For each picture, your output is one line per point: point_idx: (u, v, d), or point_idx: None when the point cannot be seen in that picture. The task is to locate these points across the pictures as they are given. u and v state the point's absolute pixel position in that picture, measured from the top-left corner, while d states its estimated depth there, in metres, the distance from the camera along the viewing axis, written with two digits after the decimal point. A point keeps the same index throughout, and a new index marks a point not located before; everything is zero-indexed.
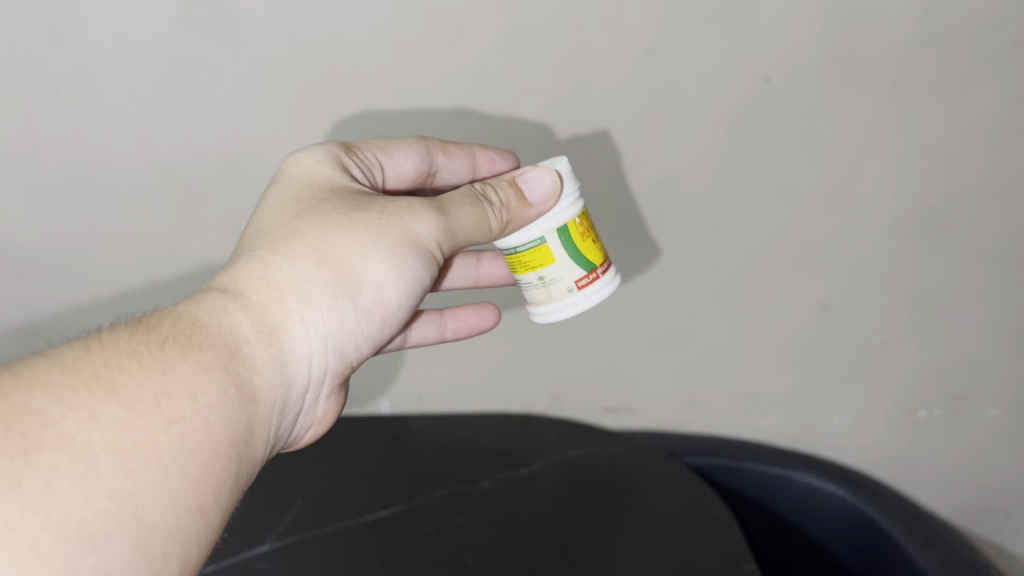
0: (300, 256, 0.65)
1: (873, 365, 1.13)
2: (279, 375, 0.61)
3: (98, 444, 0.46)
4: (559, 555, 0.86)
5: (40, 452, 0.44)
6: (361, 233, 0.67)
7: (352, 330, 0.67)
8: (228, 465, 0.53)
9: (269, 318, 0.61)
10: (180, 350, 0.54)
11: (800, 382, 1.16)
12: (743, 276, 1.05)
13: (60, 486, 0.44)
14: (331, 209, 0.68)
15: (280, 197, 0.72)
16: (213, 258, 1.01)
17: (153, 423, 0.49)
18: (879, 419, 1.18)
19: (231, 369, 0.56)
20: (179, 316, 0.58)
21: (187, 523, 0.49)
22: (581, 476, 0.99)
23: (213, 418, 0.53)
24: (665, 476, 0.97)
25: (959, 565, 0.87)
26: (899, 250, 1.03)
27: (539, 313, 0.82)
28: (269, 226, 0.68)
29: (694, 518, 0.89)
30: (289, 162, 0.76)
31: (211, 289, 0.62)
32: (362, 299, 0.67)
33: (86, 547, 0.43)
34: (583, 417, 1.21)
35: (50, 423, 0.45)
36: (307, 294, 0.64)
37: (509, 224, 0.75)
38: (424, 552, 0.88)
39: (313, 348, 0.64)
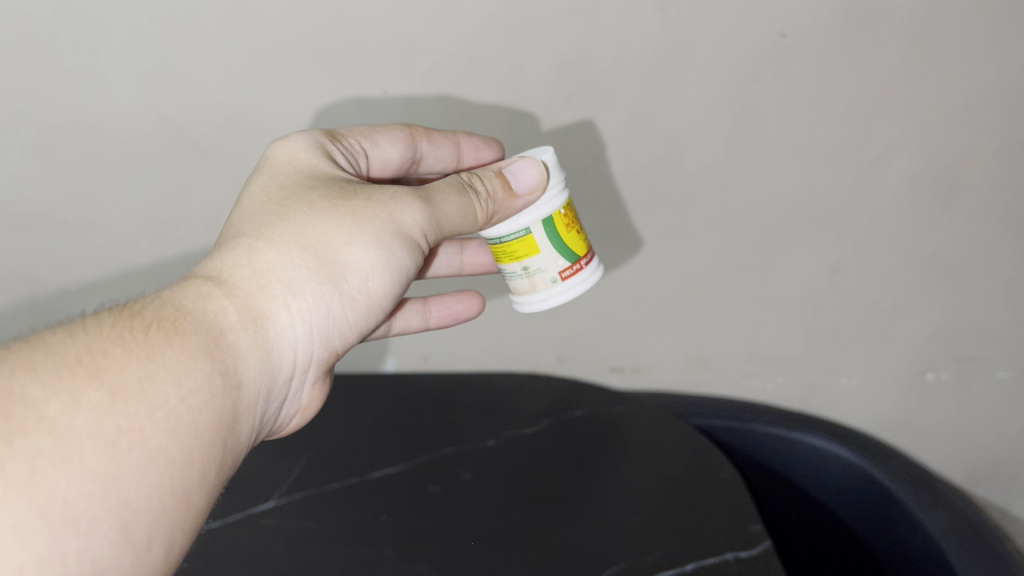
0: (285, 243, 0.64)
1: (882, 327, 1.12)
2: (263, 362, 0.60)
3: (83, 427, 0.45)
4: (565, 514, 0.86)
5: (24, 434, 0.43)
6: (346, 221, 0.66)
7: (337, 318, 0.67)
8: (211, 450, 0.53)
9: (254, 304, 0.61)
10: (165, 336, 0.53)
11: (808, 344, 1.15)
12: (753, 236, 1.04)
13: (44, 468, 0.43)
14: (316, 197, 0.67)
15: (264, 185, 0.70)
16: (217, 211, 1.00)
17: (137, 407, 0.48)
18: (887, 381, 1.18)
19: (216, 356, 0.55)
20: (163, 302, 0.57)
21: (170, 507, 0.49)
22: (588, 435, 0.99)
23: (198, 402, 0.52)
24: (671, 437, 0.96)
25: (966, 530, 0.87)
26: (912, 210, 1.01)
27: (523, 302, 0.83)
28: (253, 213, 0.67)
29: (698, 479, 0.89)
30: (274, 149, 0.75)
31: (195, 276, 0.61)
32: (347, 287, 0.66)
33: (71, 529, 0.43)
34: (589, 376, 1.20)
35: (34, 407, 0.44)
36: (293, 281, 0.63)
37: (494, 215, 0.75)
38: (427, 509, 0.88)
39: (297, 335, 0.64)
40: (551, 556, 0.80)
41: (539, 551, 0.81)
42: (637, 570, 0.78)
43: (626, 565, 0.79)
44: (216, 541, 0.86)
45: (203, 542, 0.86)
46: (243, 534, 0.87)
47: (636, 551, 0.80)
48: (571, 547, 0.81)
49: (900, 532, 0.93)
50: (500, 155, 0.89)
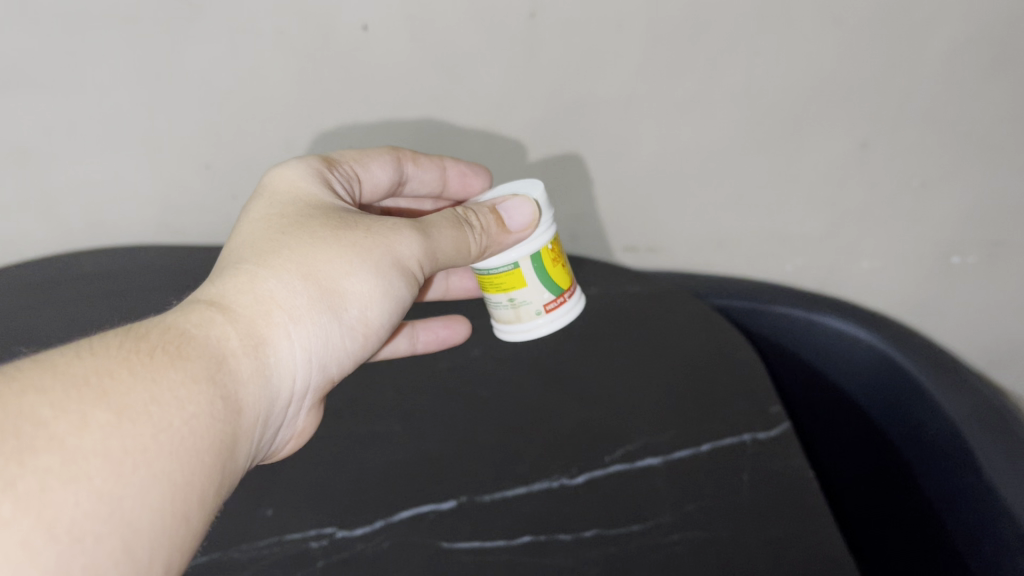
0: (287, 270, 0.60)
1: (909, 207, 1.08)
2: (263, 388, 0.57)
3: (90, 448, 0.43)
4: (579, 394, 0.83)
5: (33, 453, 0.41)
6: (346, 249, 0.63)
7: (335, 347, 0.63)
8: (212, 472, 0.50)
9: (256, 331, 0.57)
10: (169, 359, 0.51)
11: (831, 224, 1.10)
12: (781, 109, 0.98)
13: (53, 486, 0.41)
14: (316, 224, 0.64)
15: (263, 211, 0.67)
16: (209, 82, 0.91)
17: (142, 429, 0.46)
18: (911, 264, 1.14)
19: (219, 381, 0.53)
20: (165, 326, 0.54)
21: (170, 527, 0.46)
22: (603, 312, 0.95)
23: (201, 426, 0.50)
24: (687, 315, 0.92)
25: (989, 413, 0.84)
26: (952, 83, 0.95)
27: (506, 328, 0.88)
28: (254, 239, 0.64)
29: (715, 359, 0.86)
30: (269, 178, 0.72)
31: (196, 301, 0.58)
32: (346, 316, 0.63)
33: (75, 548, 0.40)
34: (602, 254, 1.16)
35: (42, 427, 0.43)
36: (294, 309, 0.59)
37: (487, 248, 0.75)
38: (437, 387, 0.86)
39: (298, 362, 0.60)
40: (563, 439, 0.78)
41: (552, 434, 0.79)
42: (652, 450, 0.76)
43: (640, 445, 0.76)
44: None
45: None
46: None
47: (651, 432, 0.78)
48: (586, 430, 0.79)
49: (918, 415, 0.91)
50: (480, 179, 0.92)
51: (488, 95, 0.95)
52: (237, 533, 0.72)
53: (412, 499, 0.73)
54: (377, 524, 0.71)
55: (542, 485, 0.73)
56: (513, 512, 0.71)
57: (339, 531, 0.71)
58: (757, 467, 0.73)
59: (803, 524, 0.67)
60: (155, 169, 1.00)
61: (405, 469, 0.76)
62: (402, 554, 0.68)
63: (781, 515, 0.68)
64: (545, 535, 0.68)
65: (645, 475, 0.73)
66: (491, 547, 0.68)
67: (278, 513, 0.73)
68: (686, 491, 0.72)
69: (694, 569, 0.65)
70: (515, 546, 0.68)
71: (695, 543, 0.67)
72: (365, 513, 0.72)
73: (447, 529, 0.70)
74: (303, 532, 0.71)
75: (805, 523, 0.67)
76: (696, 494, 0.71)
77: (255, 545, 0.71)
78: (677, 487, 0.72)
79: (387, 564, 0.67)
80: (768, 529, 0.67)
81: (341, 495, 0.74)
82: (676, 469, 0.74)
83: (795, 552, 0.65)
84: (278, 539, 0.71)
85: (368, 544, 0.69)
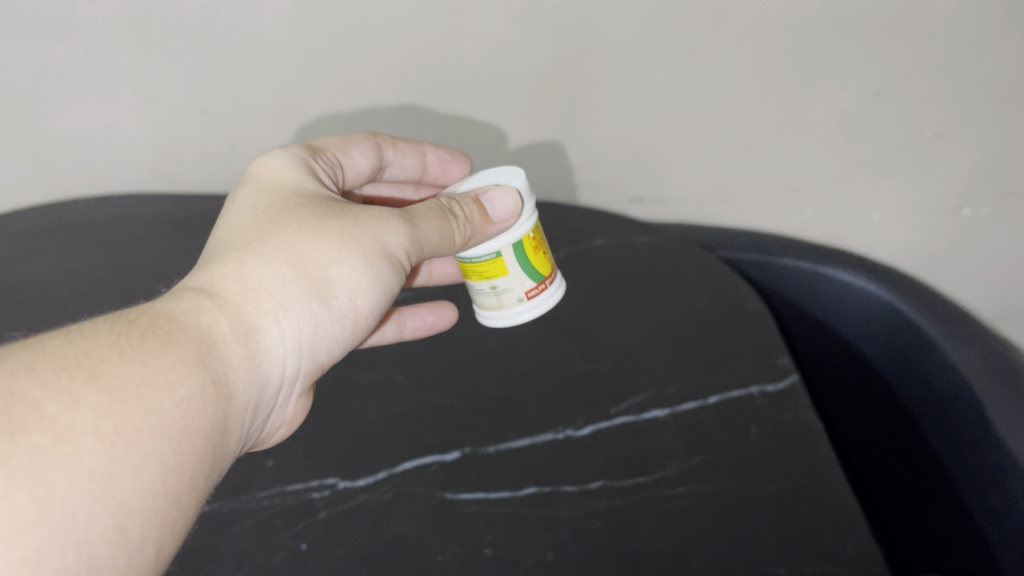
0: (276, 257, 0.58)
1: (921, 157, 1.05)
2: (253, 374, 0.55)
3: (82, 427, 0.42)
4: (584, 346, 0.82)
5: (26, 431, 0.40)
6: (334, 238, 0.61)
7: (326, 336, 0.61)
8: (203, 455, 0.49)
9: (246, 318, 0.56)
10: (160, 342, 0.49)
11: (840, 175, 1.08)
12: (791, 56, 0.95)
13: (46, 465, 0.40)
14: (302, 213, 0.62)
15: (251, 198, 0.65)
16: (202, 25, 0.88)
17: (134, 411, 0.45)
18: (920, 216, 1.12)
19: (209, 365, 0.51)
20: (154, 312, 0.52)
21: (162, 510, 0.45)
22: (608, 263, 0.93)
23: (192, 410, 0.48)
24: (692, 266, 0.90)
25: (997, 368, 0.82)
26: (969, 29, 0.91)
27: (486, 315, 0.84)
28: (242, 226, 0.62)
29: (723, 311, 0.84)
30: (256, 166, 0.70)
31: (184, 287, 0.56)
32: (336, 304, 0.61)
33: (68, 526, 0.40)
34: (607, 205, 1.14)
35: (33, 406, 0.41)
36: (283, 297, 0.57)
37: (471, 239, 0.72)
38: (441, 341, 0.85)
39: (288, 350, 0.58)
40: (567, 392, 0.77)
41: (556, 387, 0.78)
42: (658, 402, 0.75)
43: (646, 398, 0.75)
44: None
45: None
46: None
47: (656, 383, 0.77)
48: (590, 382, 0.78)
49: (926, 368, 0.89)
50: (458, 162, 0.90)
51: (490, 40, 0.92)
52: (238, 484, 0.71)
53: (414, 451, 0.72)
54: (379, 475, 0.70)
55: (548, 437, 0.72)
56: (517, 463, 0.70)
57: (340, 482, 0.70)
58: (764, 421, 0.72)
59: (811, 478, 0.66)
60: (150, 115, 0.98)
61: (408, 420, 0.75)
62: (404, 505, 0.67)
63: (790, 469, 0.67)
64: (550, 487, 0.67)
65: (651, 427, 0.72)
66: (495, 498, 0.67)
67: (278, 464, 0.72)
68: (693, 444, 0.70)
69: (700, 521, 0.64)
70: (520, 497, 0.67)
71: (702, 495, 0.66)
72: (367, 464, 0.71)
73: (450, 480, 0.69)
74: (305, 483, 0.70)
75: (814, 477, 0.66)
76: (703, 446, 0.70)
77: (255, 496, 0.70)
78: (683, 439, 0.71)
79: (390, 514, 0.67)
80: (776, 482, 0.66)
81: (343, 446, 0.73)
82: (683, 422, 0.73)
83: (802, 505, 0.64)
84: (279, 490, 0.70)
85: (370, 495, 0.68)
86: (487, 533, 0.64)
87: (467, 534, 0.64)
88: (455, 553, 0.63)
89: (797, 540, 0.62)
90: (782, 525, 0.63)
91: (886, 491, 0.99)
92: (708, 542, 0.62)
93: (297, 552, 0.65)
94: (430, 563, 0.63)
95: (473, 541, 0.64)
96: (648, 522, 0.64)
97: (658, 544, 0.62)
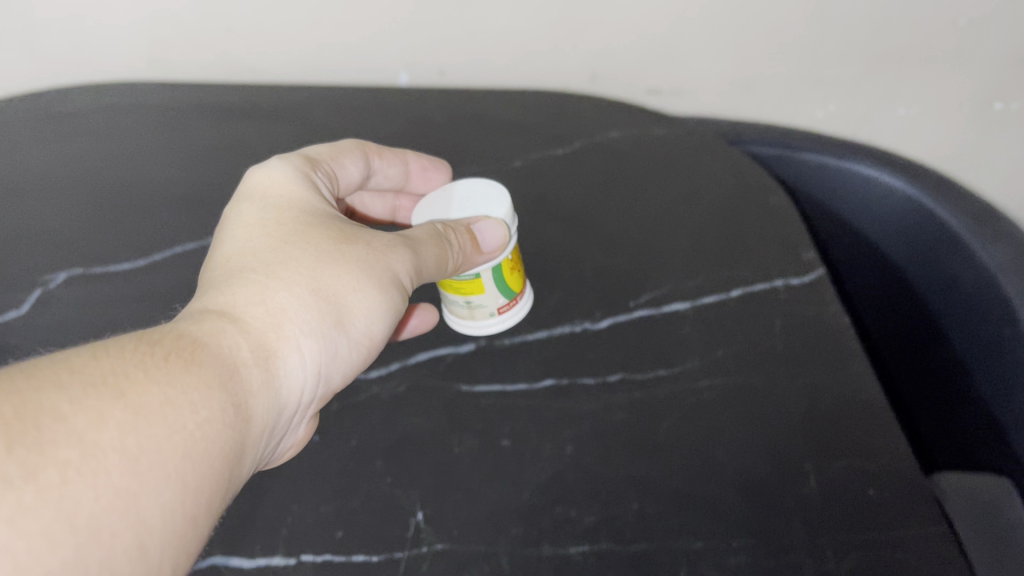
0: (296, 281, 0.54)
1: (955, 47, 0.99)
2: (273, 401, 0.51)
3: (108, 444, 0.39)
4: (600, 238, 0.79)
5: (50, 445, 0.37)
6: (350, 266, 0.56)
7: (340, 364, 0.56)
8: (222, 477, 0.45)
9: (268, 345, 0.51)
10: (184, 363, 0.45)
11: (868, 67, 1.03)
12: None
13: (72, 480, 0.37)
14: (313, 236, 0.57)
15: (257, 212, 0.60)
16: None
17: (158, 430, 0.41)
18: (949, 110, 1.07)
19: (231, 389, 0.47)
20: (173, 332, 0.48)
21: (181, 530, 0.42)
22: (623, 150, 0.89)
23: (214, 430, 0.45)
24: (712, 158, 0.86)
25: None
26: None
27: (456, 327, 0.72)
28: (251, 244, 0.57)
29: (747, 204, 0.81)
30: (253, 177, 0.64)
31: (199, 308, 0.51)
32: (351, 333, 0.56)
33: (93, 541, 0.37)
34: (623, 96, 1.09)
35: (60, 422, 0.38)
36: (304, 323, 0.53)
37: (458, 269, 0.65)
38: None
39: (305, 379, 0.54)
40: (584, 286, 0.74)
41: (573, 281, 0.75)
42: (679, 295, 0.72)
43: (667, 291, 0.73)
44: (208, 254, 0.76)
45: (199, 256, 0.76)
46: None
47: (677, 277, 0.74)
48: (608, 274, 0.75)
49: (952, 266, 0.84)
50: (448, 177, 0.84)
51: None
52: None
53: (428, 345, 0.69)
54: (393, 367, 0.67)
55: (565, 329, 0.70)
56: (535, 356, 0.68)
57: None
58: (789, 315, 0.69)
59: (838, 373, 0.64)
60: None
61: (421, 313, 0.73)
62: (418, 397, 0.65)
63: (815, 364, 0.65)
64: (568, 379, 0.65)
65: (671, 320, 0.70)
66: (511, 391, 0.65)
67: None
68: (716, 338, 0.68)
69: (725, 415, 0.62)
70: (537, 390, 0.65)
71: (725, 388, 0.64)
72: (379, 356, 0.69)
73: (465, 373, 0.66)
74: None
75: (841, 373, 0.64)
76: (727, 341, 0.68)
77: None
78: (706, 333, 0.69)
79: (403, 409, 0.64)
80: (802, 377, 0.64)
81: None
82: (706, 316, 0.70)
83: (829, 401, 0.62)
84: None
85: (383, 387, 0.66)
86: (503, 425, 0.62)
87: (484, 426, 0.62)
88: (472, 445, 0.60)
89: (824, 434, 0.60)
90: (809, 421, 0.61)
91: (908, 385, 0.95)
92: (731, 438, 0.60)
93: (310, 443, 0.62)
94: (446, 454, 0.60)
95: (490, 432, 0.61)
96: (671, 416, 0.62)
97: (680, 437, 0.60)
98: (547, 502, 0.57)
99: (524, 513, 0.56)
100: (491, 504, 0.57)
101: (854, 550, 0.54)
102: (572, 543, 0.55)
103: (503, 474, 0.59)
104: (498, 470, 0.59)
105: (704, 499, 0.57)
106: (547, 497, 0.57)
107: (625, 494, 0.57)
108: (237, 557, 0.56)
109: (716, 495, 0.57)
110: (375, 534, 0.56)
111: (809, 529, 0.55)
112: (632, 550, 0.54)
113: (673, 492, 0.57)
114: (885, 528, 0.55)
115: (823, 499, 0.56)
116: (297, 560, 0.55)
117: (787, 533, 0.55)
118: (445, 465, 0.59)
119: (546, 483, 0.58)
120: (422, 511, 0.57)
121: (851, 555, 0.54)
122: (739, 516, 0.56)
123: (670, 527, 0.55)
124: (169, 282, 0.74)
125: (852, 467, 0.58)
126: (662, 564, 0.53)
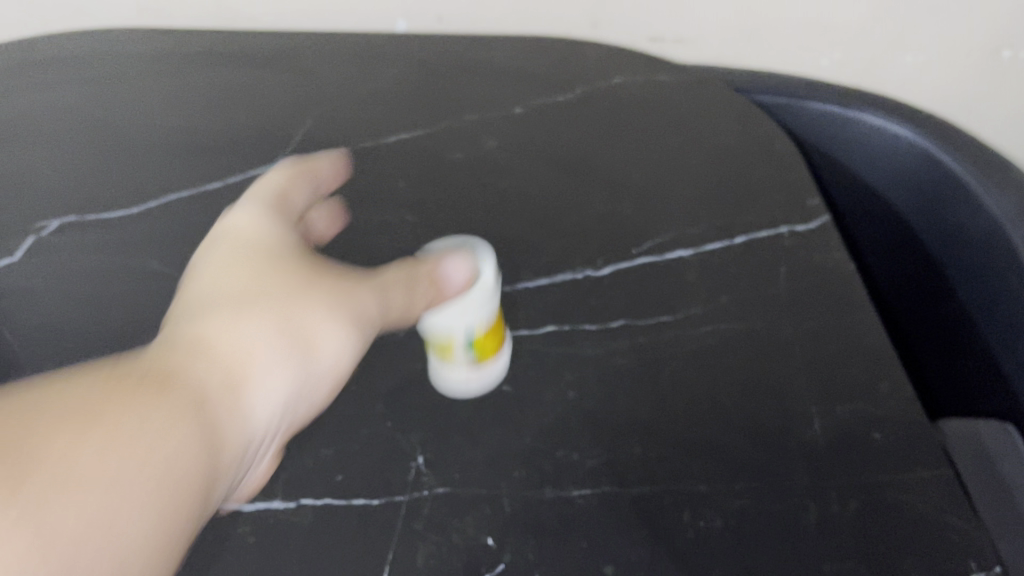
0: (265, 317, 0.54)
1: None
2: (240, 433, 0.50)
3: (82, 466, 0.41)
4: (601, 184, 0.77)
5: (24, 470, 0.39)
6: (317, 299, 0.56)
7: (312, 401, 0.56)
8: (199, 498, 0.46)
9: (236, 375, 0.51)
10: (155, 392, 0.47)
11: (876, 12, 1.00)
12: None
13: (49, 499, 0.39)
14: (284, 272, 0.58)
15: (228, 249, 0.60)
16: None
17: (132, 450, 0.43)
18: (956, 57, 1.05)
19: (201, 415, 0.48)
20: (142, 366, 0.48)
21: (156, 549, 0.43)
22: (624, 96, 0.87)
23: (189, 454, 0.46)
24: (716, 105, 0.85)
25: None
26: None
27: None
28: (220, 284, 0.57)
29: (750, 150, 0.80)
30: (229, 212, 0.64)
31: (169, 345, 0.51)
32: (319, 366, 0.56)
33: (65, 549, 0.38)
34: (626, 42, 1.06)
35: (37, 443, 0.40)
36: (275, 357, 0.53)
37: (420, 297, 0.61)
38: (456, 180, 0.78)
39: (275, 416, 0.53)
40: (586, 233, 0.73)
41: (574, 226, 0.73)
42: (681, 242, 0.71)
43: (669, 238, 0.72)
44: (207, 203, 0.74)
45: (198, 205, 0.74)
46: (237, 195, 0.74)
47: (679, 224, 0.73)
48: (609, 221, 0.74)
49: (958, 215, 0.83)
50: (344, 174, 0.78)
51: None
52: None
53: None
54: None
55: (566, 277, 0.69)
56: (535, 304, 0.67)
57: None
58: (795, 261, 0.68)
59: (844, 319, 0.63)
60: None
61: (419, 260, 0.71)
62: (418, 342, 0.63)
63: (820, 309, 0.64)
64: (568, 326, 0.64)
65: (673, 265, 0.69)
66: (511, 338, 0.64)
67: None
68: (720, 283, 0.67)
69: (728, 360, 0.61)
70: (536, 336, 0.64)
71: (727, 333, 0.63)
72: None
73: None
74: None
75: (846, 319, 0.63)
76: (730, 287, 0.67)
77: None
78: (710, 279, 0.68)
79: (404, 354, 0.62)
80: (806, 322, 0.63)
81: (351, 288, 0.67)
82: (709, 262, 0.69)
83: (831, 344, 0.62)
84: None
85: (383, 334, 0.64)
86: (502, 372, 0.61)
87: None
88: None
89: (827, 378, 0.60)
90: (812, 367, 0.60)
91: (914, 332, 0.94)
92: (734, 384, 0.60)
93: None
94: (446, 399, 0.59)
95: None
96: (673, 362, 0.61)
97: (682, 382, 0.60)
98: (549, 446, 0.56)
99: (525, 455, 0.55)
100: (493, 448, 0.56)
101: (859, 492, 0.53)
102: (575, 486, 0.54)
103: (504, 419, 0.58)
104: (500, 415, 0.58)
105: (706, 443, 0.56)
106: (551, 442, 0.56)
107: (627, 438, 0.56)
108: (238, 502, 0.54)
109: (719, 439, 0.56)
110: (375, 476, 0.55)
111: (814, 473, 0.54)
112: (635, 493, 0.53)
113: (676, 437, 0.56)
114: (890, 471, 0.54)
115: (827, 443, 0.56)
116: (297, 503, 0.53)
117: (791, 476, 0.54)
118: (445, 409, 0.58)
119: (548, 428, 0.57)
120: (423, 456, 0.55)
121: (855, 497, 0.53)
122: (743, 460, 0.55)
123: (672, 471, 0.54)
124: (167, 230, 0.72)
125: (857, 411, 0.57)
126: (665, 507, 0.53)
